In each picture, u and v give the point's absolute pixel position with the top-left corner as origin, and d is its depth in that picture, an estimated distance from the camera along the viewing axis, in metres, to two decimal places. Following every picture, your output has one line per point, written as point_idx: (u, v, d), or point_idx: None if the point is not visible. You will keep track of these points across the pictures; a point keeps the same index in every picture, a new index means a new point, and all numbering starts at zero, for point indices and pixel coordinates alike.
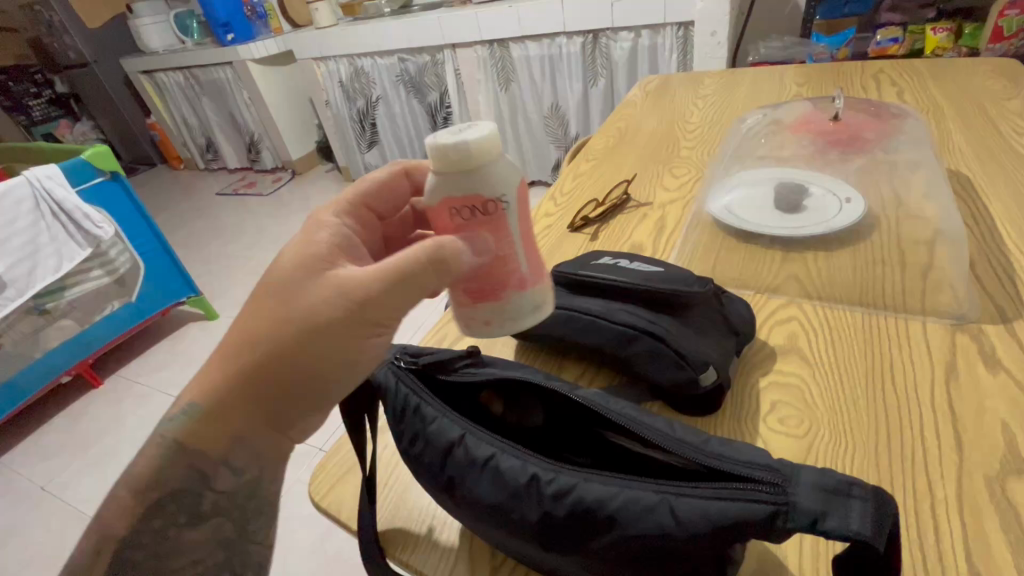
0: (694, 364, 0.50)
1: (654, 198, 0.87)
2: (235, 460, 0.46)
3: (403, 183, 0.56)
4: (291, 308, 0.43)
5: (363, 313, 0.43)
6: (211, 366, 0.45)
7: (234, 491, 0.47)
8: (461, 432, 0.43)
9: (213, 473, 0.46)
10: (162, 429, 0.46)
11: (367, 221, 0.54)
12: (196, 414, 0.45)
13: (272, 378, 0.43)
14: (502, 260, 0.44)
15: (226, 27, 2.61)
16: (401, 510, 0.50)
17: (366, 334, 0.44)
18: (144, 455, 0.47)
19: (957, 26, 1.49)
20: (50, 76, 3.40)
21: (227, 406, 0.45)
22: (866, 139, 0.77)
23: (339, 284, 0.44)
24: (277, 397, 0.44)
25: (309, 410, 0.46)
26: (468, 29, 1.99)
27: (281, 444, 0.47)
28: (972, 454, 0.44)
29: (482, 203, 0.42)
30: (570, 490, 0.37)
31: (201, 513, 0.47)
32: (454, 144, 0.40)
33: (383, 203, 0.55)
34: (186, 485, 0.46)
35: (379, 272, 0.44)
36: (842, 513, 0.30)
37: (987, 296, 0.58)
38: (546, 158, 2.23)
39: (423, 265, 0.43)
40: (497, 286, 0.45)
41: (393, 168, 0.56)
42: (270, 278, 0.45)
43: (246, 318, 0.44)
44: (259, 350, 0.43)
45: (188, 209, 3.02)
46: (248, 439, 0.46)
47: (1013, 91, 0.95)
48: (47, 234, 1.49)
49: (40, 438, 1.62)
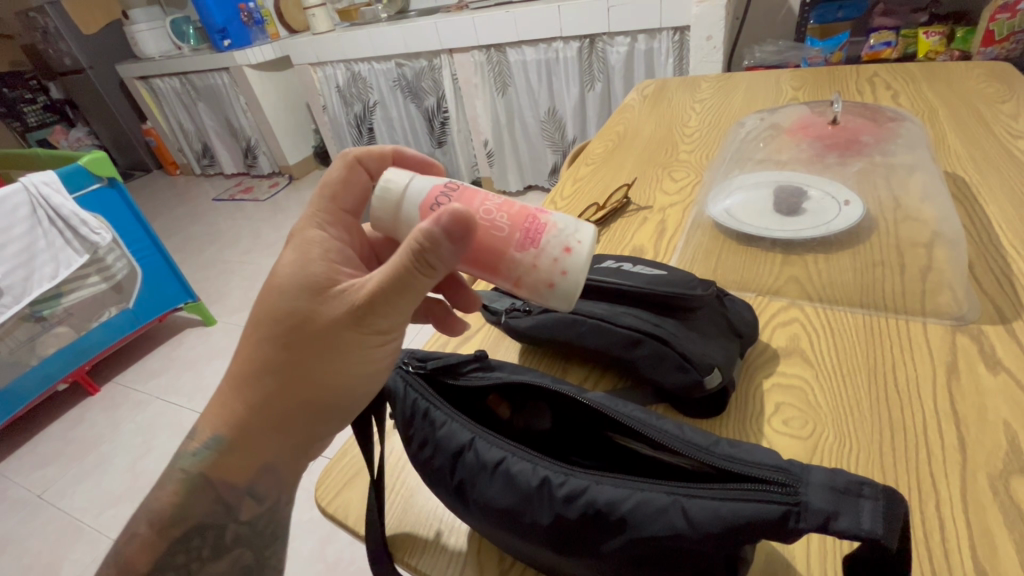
0: (699, 365, 0.50)
1: (654, 202, 0.87)
2: (259, 488, 0.47)
3: (359, 173, 0.54)
4: (307, 327, 0.44)
5: (366, 324, 0.44)
6: (229, 397, 0.46)
7: (255, 519, 0.47)
8: (471, 437, 0.44)
9: (236, 504, 0.47)
10: (185, 464, 0.47)
11: (347, 224, 0.53)
12: (221, 448, 0.46)
13: (296, 403, 0.44)
14: (503, 206, 0.46)
15: (223, 33, 2.63)
16: (409, 514, 0.50)
17: (374, 342, 0.45)
18: (166, 489, 0.47)
19: (949, 30, 1.51)
20: (45, 83, 3.42)
21: (246, 429, 0.45)
22: (864, 142, 0.78)
23: (341, 301, 0.44)
24: (303, 417, 0.45)
25: (321, 420, 0.46)
26: (465, 33, 2.00)
27: (300, 464, 0.48)
28: (976, 454, 0.45)
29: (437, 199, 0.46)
30: (582, 492, 0.38)
31: (224, 546, 0.47)
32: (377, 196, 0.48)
33: (352, 200, 0.53)
34: (210, 518, 0.46)
35: (374, 285, 0.43)
36: (853, 512, 0.31)
37: (986, 297, 0.58)
38: (543, 163, 2.25)
39: (422, 259, 0.41)
40: (527, 225, 0.45)
41: (344, 160, 0.54)
42: (272, 302, 0.45)
43: (255, 345, 0.45)
44: (280, 376, 0.44)
45: (185, 215, 3.01)
46: (273, 466, 0.47)
47: (1006, 94, 0.96)
48: (44, 240, 1.48)
49: (36, 447, 1.61)
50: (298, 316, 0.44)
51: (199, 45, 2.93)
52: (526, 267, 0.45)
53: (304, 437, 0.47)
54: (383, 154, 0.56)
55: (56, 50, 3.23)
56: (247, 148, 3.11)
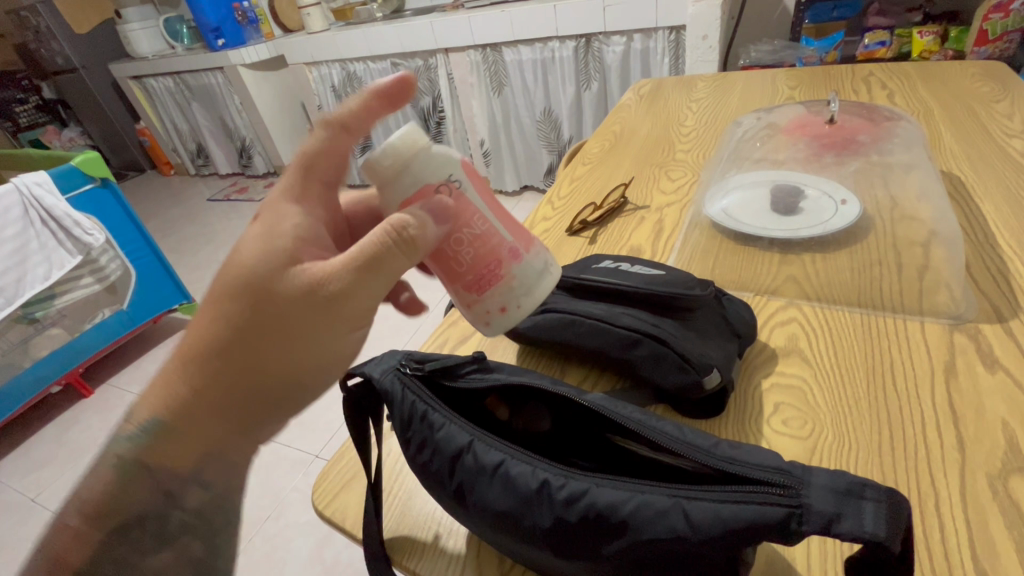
0: (698, 366, 0.50)
1: (651, 202, 0.87)
2: (205, 474, 0.46)
3: (341, 136, 0.50)
4: (263, 309, 0.44)
5: (333, 306, 0.44)
6: (174, 380, 0.46)
7: (202, 507, 0.47)
8: (469, 439, 0.43)
9: (180, 492, 0.46)
10: (121, 449, 0.46)
11: (324, 196, 0.51)
12: (158, 431, 0.45)
13: (247, 386, 0.45)
14: (483, 237, 0.46)
15: (216, 32, 2.61)
16: (407, 517, 0.49)
17: (347, 328, 0.46)
18: (100, 478, 0.46)
19: (942, 29, 1.52)
20: (37, 82, 3.37)
21: (193, 413, 0.45)
22: (860, 142, 0.78)
23: (308, 279, 0.44)
24: (252, 403, 0.46)
25: (274, 406, 0.47)
26: (460, 32, 1.99)
27: (251, 452, 0.48)
28: (974, 453, 0.45)
29: (430, 196, 0.44)
30: (582, 495, 0.38)
31: (168, 535, 0.46)
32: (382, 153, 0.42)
33: (332, 169, 0.51)
34: (151, 509, 0.45)
35: (346, 263, 0.44)
36: (855, 515, 0.31)
37: (983, 296, 0.58)
38: (539, 164, 2.25)
39: (392, 248, 0.43)
40: (492, 266, 0.46)
41: (326, 125, 0.49)
42: (230, 278, 0.44)
43: (207, 323, 0.45)
44: (230, 359, 0.44)
45: (178, 215, 2.99)
46: (220, 454, 0.46)
47: (1000, 93, 0.97)
48: (36, 241, 1.47)
49: (29, 450, 1.59)
50: (254, 300, 0.43)
51: (193, 44, 2.91)
52: (472, 299, 0.47)
53: (250, 422, 0.47)
54: (365, 104, 0.49)
55: (49, 49, 3.22)
56: (241, 148, 3.10)
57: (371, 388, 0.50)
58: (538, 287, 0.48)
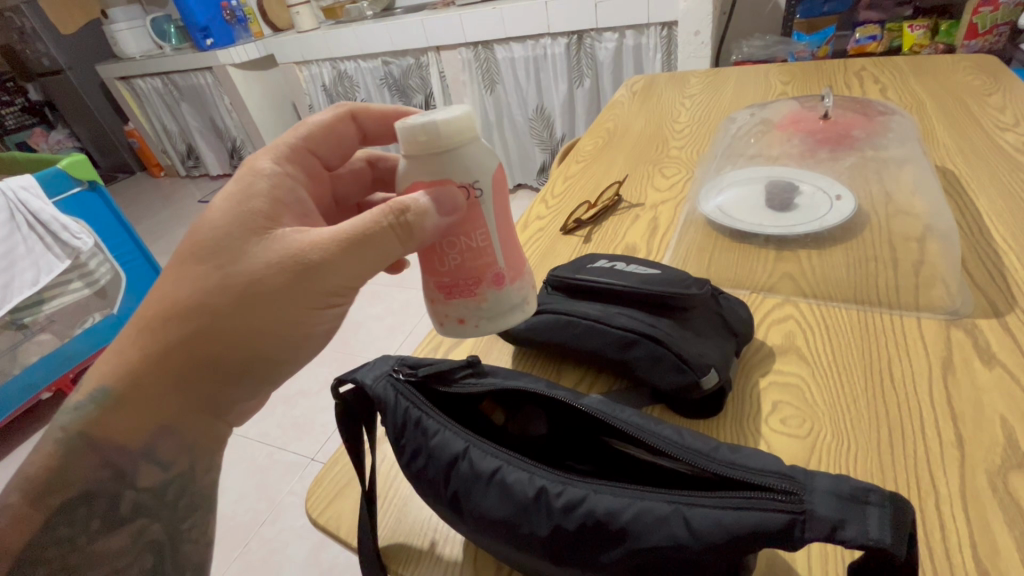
0: (696, 366, 0.49)
1: (645, 199, 0.87)
2: (158, 452, 0.48)
3: (348, 125, 0.58)
4: (230, 275, 0.44)
5: (311, 279, 0.45)
6: (131, 343, 0.46)
7: (157, 488, 0.49)
8: (464, 446, 0.42)
9: (131, 469, 0.47)
10: (65, 421, 0.47)
11: (310, 164, 0.55)
12: (107, 401, 0.47)
13: (200, 357, 0.45)
14: (478, 251, 0.45)
15: (205, 31, 2.58)
16: (402, 524, 0.48)
17: (323, 305, 0.47)
18: (44, 454, 0.47)
19: (933, 23, 1.54)
20: (23, 84, 3.33)
21: (149, 383, 0.46)
22: (855, 137, 0.78)
23: (287, 249, 0.45)
24: (211, 372, 0.46)
25: (230, 377, 0.47)
26: (452, 30, 1.98)
27: (203, 425, 0.49)
28: (974, 450, 0.44)
29: (449, 189, 0.42)
30: (580, 502, 0.37)
31: (121, 516, 0.48)
32: (423, 124, 0.41)
33: (329, 144, 0.57)
34: (99, 486, 0.47)
35: (336, 237, 0.45)
36: (860, 521, 0.30)
37: (979, 291, 0.58)
38: (532, 162, 2.24)
39: (388, 231, 0.44)
40: (470, 280, 0.45)
41: (338, 110, 0.58)
42: (200, 240, 0.46)
43: (171, 285, 0.45)
44: (189, 325, 0.45)
45: (170, 218, 2.96)
46: (172, 427, 0.48)
47: (992, 86, 0.97)
48: (24, 246, 1.45)
49: (19, 456, 1.58)
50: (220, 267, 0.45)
51: (181, 44, 2.88)
52: (441, 300, 0.47)
53: (212, 392, 0.48)
54: (382, 115, 0.60)
55: (34, 50, 3.17)
56: (232, 148, 3.07)
57: (364, 394, 0.50)
58: (507, 318, 0.47)
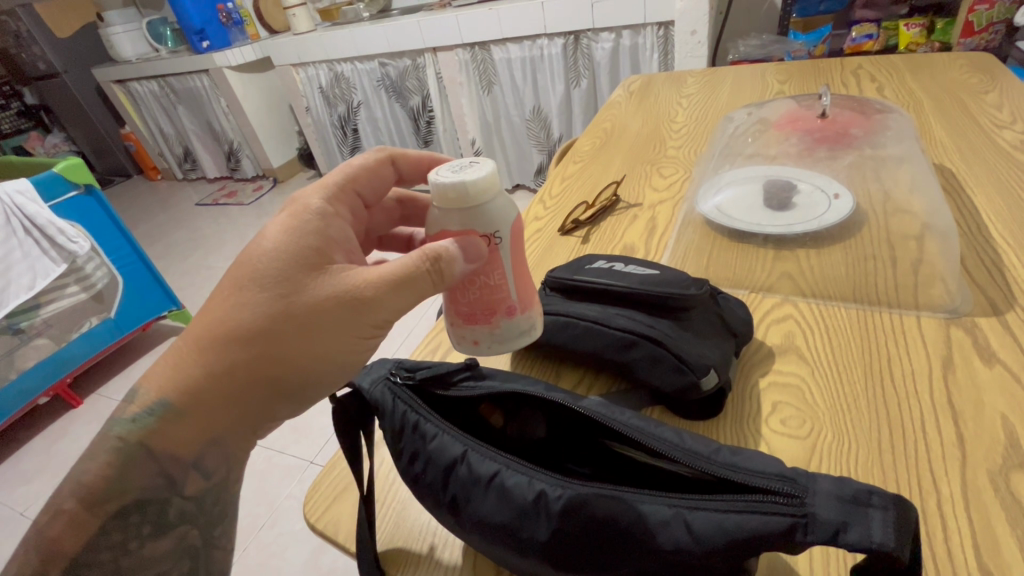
0: (696, 367, 0.49)
1: (643, 199, 0.86)
2: (206, 462, 0.46)
3: (387, 169, 0.55)
4: (294, 303, 0.43)
5: (362, 313, 0.44)
6: (186, 359, 0.45)
7: (202, 495, 0.46)
8: (462, 449, 0.42)
9: (181, 477, 0.46)
10: (122, 431, 0.45)
11: (353, 205, 0.53)
12: (168, 415, 0.45)
13: (250, 376, 0.44)
14: (497, 288, 0.45)
15: (201, 34, 2.58)
16: (401, 529, 0.48)
17: (367, 334, 0.46)
18: (98, 461, 0.45)
19: (929, 21, 1.55)
20: (19, 88, 3.33)
21: (202, 397, 0.45)
22: (853, 135, 0.77)
23: (342, 284, 0.44)
24: (267, 391, 0.45)
25: (276, 398, 0.46)
26: (448, 31, 1.97)
27: (248, 441, 0.48)
28: (974, 449, 0.44)
29: (474, 238, 0.43)
30: (580, 505, 0.37)
31: (168, 522, 0.45)
32: (454, 184, 0.41)
33: (370, 187, 0.54)
34: (152, 493, 0.45)
35: (381, 275, 0.45)
36: (863, 524, 0.30)
37: (978, 289, 0.58)
38: (529, 163, 2.24)
39: (424, 276, 0.44)
40: (484, 311, 0.46)
41: (380, 153, 0.55)
42: (254, 263, 0.44)
43: (229, 310, 0.43)
44: (252, 347, 0.43)
45: (167, 221, 2.95)
46: (221, 441, 0.46)
47: (989, 84, 0.97)
48: (19, 250, 1.44)
49: (18, 461, 1.56)
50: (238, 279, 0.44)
51: (177, 47, 2.88)
52: (458, 327, 0.47)
53: (257, 411, 0.46)
54: (422, 159, 0.57)
55: (30, 54, 3.15)
56: (229, 151, 3.06)
57: (361, 397, 0.49)
58: (516, 344, 0.48)
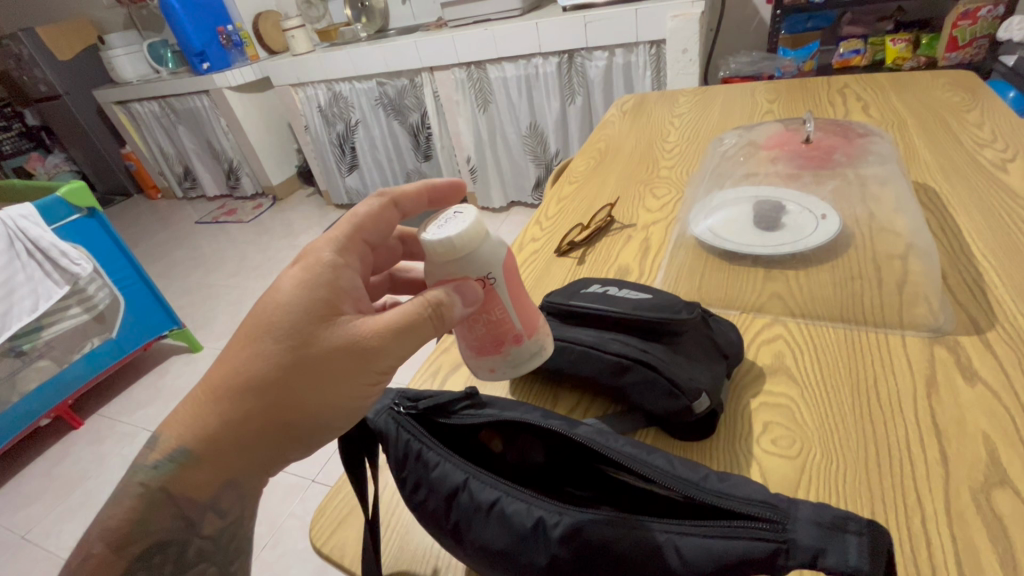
0: (687, 391, 0.50)
1: (637, 219, 0.89)
2: (221, 503, 0.48)
3: (392, 211, 0.56)
4: (306, 354, 0.45)
5: (368, 362, 0.46)
6: (201, 410, 0.46)
7: (218, 533, 0.48)
8: (464, 477, 0.44)
9: (199, 518, 0.47)
10: (145, 477, 0.47)
11: (363, 253, 0.54)
12: (186, 460, 0.46)
13: (262, 423, 0.45)
14: (499, 323, 0.48)
15: (201, 56, 2.62)
16: (406, 551, 0.49)
17: (372, 380, 0.47)
18: (123, 506, 0.47)
19: (914, 36, 1.59)
20: (20, 109, 3.41)
21: (218, 450, 0.46)
22: (837, 160, 0.79)
23: (348, 334, 0.46)
24: (278, 440, 0.47)
25: (286, 444, 0.47)
26: (445, 51, 2.02)
27: (260, 483, 0.49)
28: (958, 467, 0.46)
29: (468, 283, 0.46)
30: (576, 531, 0.38)
31: (186, 563, 0.47)
32: (439, 239, 0.45)
33: (379, 231, 0.55)
34: (172, 535, 0.46)
35: (386, 325, 0.46)
36: (840, 549, 0.32)
37: (961, 308, 0.60)
38: (525, 178, 2.27)
39: (426, 321, 0.46)
40: (493, 343, 0.49)
41: (381, 198, 0.56)
42: (268, 314, 0.46)
43: (242, 360, 0.45)
44: (266, 397, 0.45)
45: (167, 239, 2.98)
46: (238, 482, 0.47)
47: (970, 102, 1.00)
48: (23, 273, 1.46)
49: (20, 485, 1.56)
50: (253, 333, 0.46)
51: (177, 68, 2.92)
52: (473, 357, 0.50)
53: (271, 458, 0.47)
54: (419, 192, 0.58)
55: (31, 76, 3.20)
56: (228, 169, 3.09)
57: (367, 427, 0.51)
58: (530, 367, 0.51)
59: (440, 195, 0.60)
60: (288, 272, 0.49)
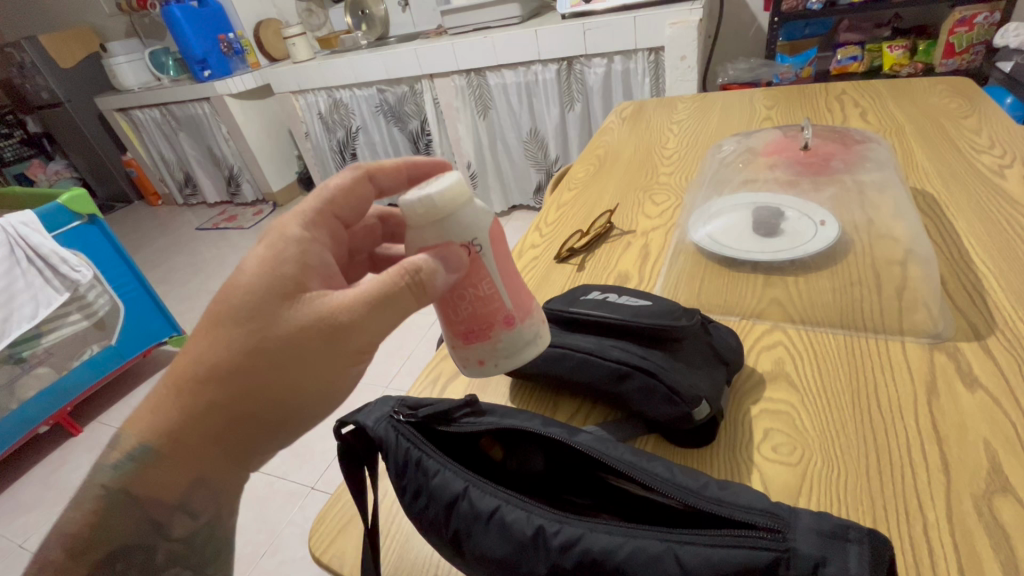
0: (687, 399, 0.50)
1: (636, 225, 0.89)
2: (192, 503, 0.49)
3: (367, 185, 0.56)
4: (268, 336, 0.45)
5: (339, 341, 0.46)
6: (162, 409, 0.47)
7: (189, 536, 0.50)
8: (464, 485, 0.44)
9: (168, 521, 0.49)
10: (105, 479, 0.48)
11: (334, 229, 0.54)
12: (148, 459, 0.47)
13: (232, 413, 0.46)
14: (487, 300, 0.48)
15: (203, 63, 2.63)
16: (406, 562, 0.49)
17: (347, 361, 0.47)
18: (83, 509, 0.49)
19: (911, 43, 1.61)
20: (22, 117, 3.43)
21: (187, 446, 0.47)
22: (835, 167, 0.79)
23: (320, 308, 0.45)
24: (252, 427, 0.47)
25: (262, 432, 0.48)
26: (445, 58, 2.03)
27: (239, 476, 0.50)
28: (960, 474, 0.46)
29: (452, 248, 0.46)
30: (577, 540, 0.38)
31: (156, 565, 0.49)
32: (418, 199, 0.45)
33: (351, 208, 0.56)
34: (137, 539, 0.48)
35: (360, 296, 0.46)
36: (841, 558, 0.32)
37: (961, 315, 0.60)
38: (528, 183, 2.27)
39: (405, 290, 0.46)
40: (482, 325, 0.48)
41: (355, 171, 0.56)
42: (233, 298, 0.45)
43: (205, 346, 0.45)
44: (228, 386, 0.45)
45: (167, 246, 2.98)
46: (207, 479, 0.49)
47: (968, 109, 1.00)
48: (23, 281, 1.46)
49: (17, 492, 1.56)
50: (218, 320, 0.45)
51: (178, 76, 2.94)
52: (461, 343, 0.49)
53: (245, 444, 0.48)
54: (398, 167, 0.58)
55: (34, 84, 3.21)
56: (228, 176, 3.10)
57: (364, 433, 0.51)
58: (521, 355, 0.50)
59: (420, 171, 0.60)
60: (255, 253, 0.48)
